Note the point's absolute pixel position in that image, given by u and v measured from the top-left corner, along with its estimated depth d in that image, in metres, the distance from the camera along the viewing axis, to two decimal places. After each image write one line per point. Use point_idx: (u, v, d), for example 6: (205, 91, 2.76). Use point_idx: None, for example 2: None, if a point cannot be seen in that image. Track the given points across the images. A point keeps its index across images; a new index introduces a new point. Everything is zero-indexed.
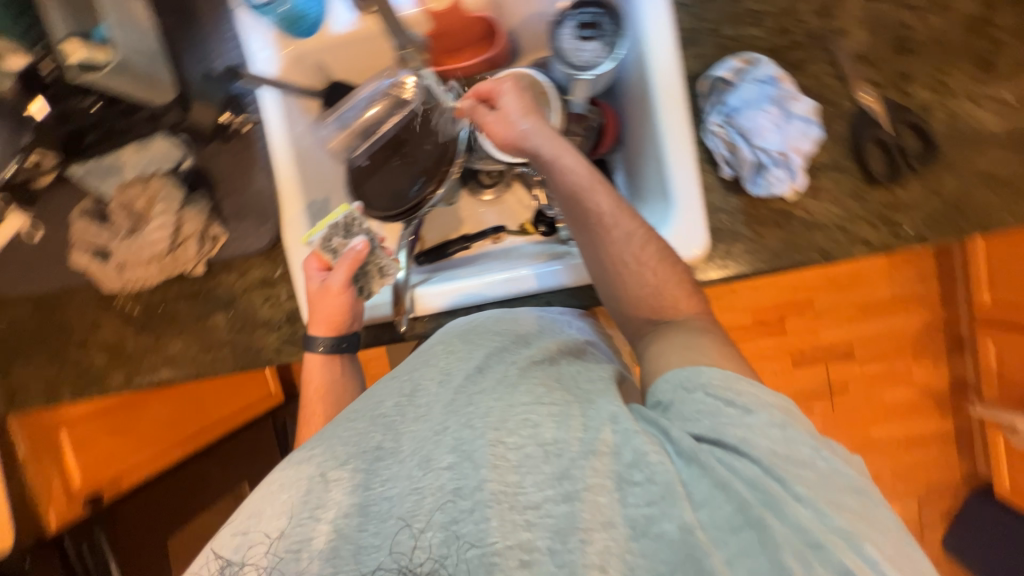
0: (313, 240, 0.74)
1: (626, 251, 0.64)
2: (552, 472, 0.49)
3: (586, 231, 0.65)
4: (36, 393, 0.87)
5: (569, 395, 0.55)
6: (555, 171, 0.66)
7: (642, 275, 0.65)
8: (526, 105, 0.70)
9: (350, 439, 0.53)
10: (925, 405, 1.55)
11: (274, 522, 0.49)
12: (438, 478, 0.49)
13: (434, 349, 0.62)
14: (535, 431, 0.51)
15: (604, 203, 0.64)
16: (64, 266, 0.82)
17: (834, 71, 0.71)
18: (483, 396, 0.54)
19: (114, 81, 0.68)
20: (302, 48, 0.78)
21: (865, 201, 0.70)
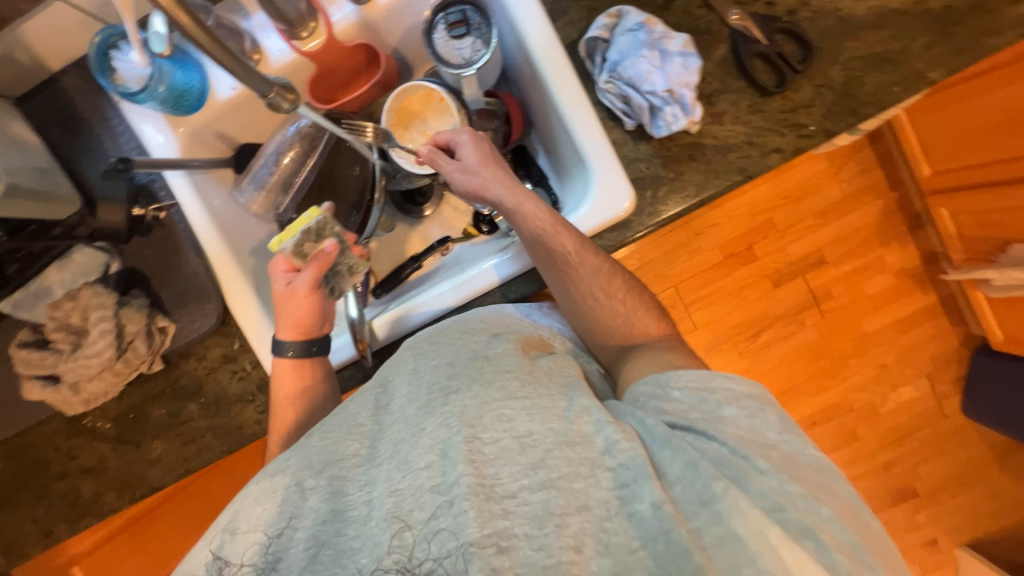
0: (284, 245, 0.71)
1: (595, 286, 0.70)
2: (529, 462, 0.47)
3: (555, 271, 0.70)
4: (32, 537, 0.85)
5: (543, 387, 0.53)
6: (520, 219, 0.70)
7: (613, 307, 0.71)
8: (483, 155, 0.72)
9: (325, 447, 0.52)
10: (902, 286, 1.59)
11: (251, 535, 0.48)
12: (414, 481, 0.47)
13: (403, 356, 0.61)
14: (510, 424, 0.49)
15: (569, 243, 0.69)
16: (23, 402, 0.81)
17: (700, 2, 0.73)
18: (459, 396, 0.51)
19: (10, 206, 0.65)
20: (196, 123, 0.78)
21: (764, 112, 0.72)
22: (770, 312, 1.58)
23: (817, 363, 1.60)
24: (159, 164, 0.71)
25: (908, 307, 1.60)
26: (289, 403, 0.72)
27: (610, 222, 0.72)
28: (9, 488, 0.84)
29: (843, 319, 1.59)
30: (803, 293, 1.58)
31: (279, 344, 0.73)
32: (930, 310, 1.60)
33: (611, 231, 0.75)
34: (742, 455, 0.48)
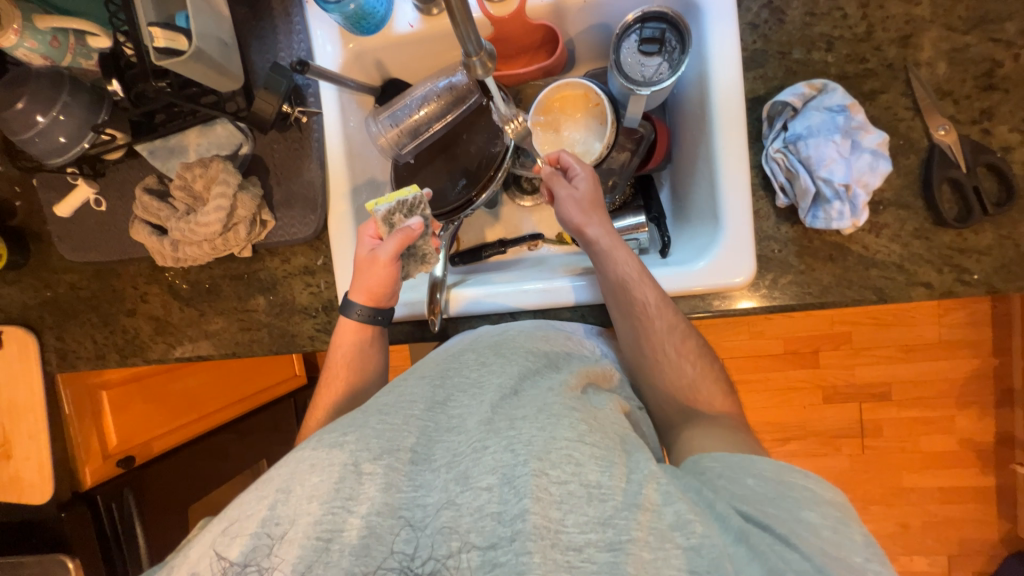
0: (377, 210, 0.71)
1: (668, 343, 0.68)
2: (596, 515, 0.48)
3: (630, 320, 0.68)
4: (86, 353, 0.92)
5: (610, 438, 0.53)
6: (606, 261, 0.69)
7: (681, 367, 0.68)
8: (594, 192, 0.72)
9: (383, 432, 0.53)
10: (967, 459, 1.45)
11: (304, 504, 0.49)
12: (476, 499, 0.49)
13: (466, 359, 0.64)
14: (578, 469, 0.50)
15: (649, 294, 0.67)
16: (122, 237, 0.86)
17: (909, 104, 0.67)
18: (526, 422, 0.52)
19: (191, 68, 0.69)
20: (362, 46, 0.80)
21: (930, 241, 0.66)
22: (811, 424, 1.48)
23: (840, 496, 1.49)
24: (324, 75, 0.72)
25: (963, 481, 1.46)
26: (348, 340, 0.75)
27: (717, 288, 0.69)
28: (84, 304, 0.92)
29: (884, 464, 1.47)
30: (853, 422, 1.47)
31: (349, 304, 0.74)
32: (985, 493, 1.45)
33: (713, 294, 0.71)
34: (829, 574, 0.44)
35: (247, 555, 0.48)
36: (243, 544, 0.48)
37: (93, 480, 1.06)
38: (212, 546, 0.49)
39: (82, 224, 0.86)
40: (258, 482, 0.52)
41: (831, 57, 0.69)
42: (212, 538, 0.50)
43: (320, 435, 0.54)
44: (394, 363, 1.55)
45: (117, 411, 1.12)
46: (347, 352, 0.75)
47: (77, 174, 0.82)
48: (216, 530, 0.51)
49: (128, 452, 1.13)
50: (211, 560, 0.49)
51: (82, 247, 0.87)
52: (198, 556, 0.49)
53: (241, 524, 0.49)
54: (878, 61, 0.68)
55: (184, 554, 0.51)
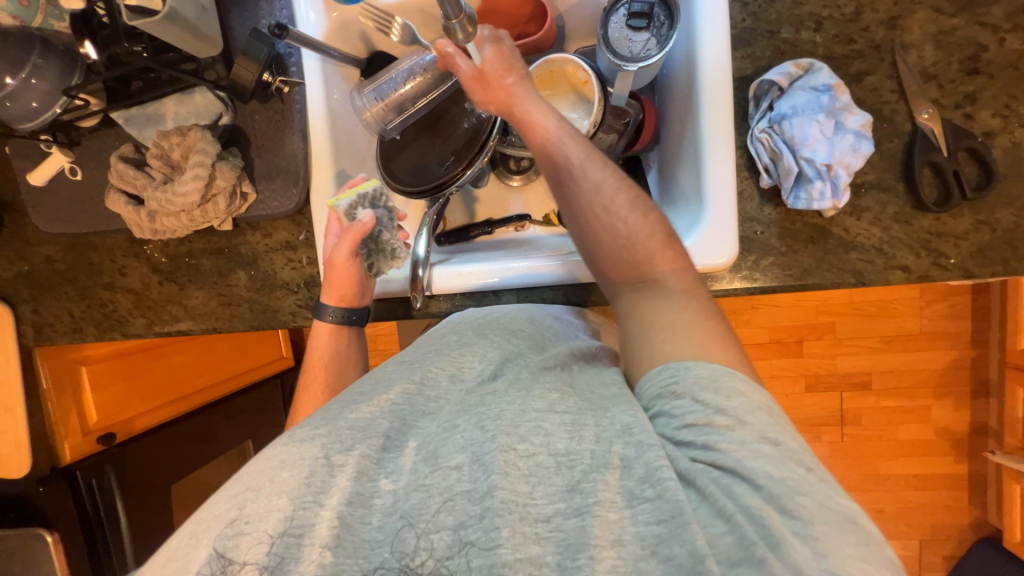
0: (339, 205, 0.74)
1: (596, 201, 0.62)
2: (563, 484, 0.48)
3: (557, 183, 0.65)
4: (63, 327, 0.91)
5: (582, 403, 0.53)
6: (527, 127, 0.67)
7: (615, 226, 0.62)
8: (507, 56, 0.68)
9: (355, 424, 0.53)
10: (940, 446, 1.49)
11: (273, 500, 0.48)
12: (445, 479, 0.48)
13: (448, 339, 0.63)
14: (546, 440, 0.49)
15: (573, 153, 0.64)
16: (98, 208, 0.84)
17: (895, 87, 0.68)
18: (496, 397, 0.52)
19: (164, 30, 0.67)
20: (347, 15, 0.79)
21: (908, 225, 0.67)
22: (792, 412, 1.51)
23: None
24: (307, 42, 0.71)
25: (937, 468, 1.50)
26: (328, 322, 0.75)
27: (703, 269, 0.68)
28: (61, 277, 0.90)
29: (861, 452, 1.51)
30: (833, 410, 1.50)
31: (322, 305, 0.76)
32: (957, 481, 1.50)
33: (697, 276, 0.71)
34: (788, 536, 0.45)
35: (216, 558, 0.46)
36: (207, 551, 0.47)
37: (72, 456, 1.05)
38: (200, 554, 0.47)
39: (57, 193, 0.84)
40: (225, 485, 0.51)
41: (819, 37, 0.69)
42: (178, 544, 0.48)
43: (292, 431, 0.54)
44: (381, 347, 1.55)
45: (96, 387, 1.10)
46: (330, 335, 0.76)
47: (51, 142, 0.79)
48: (181, 537, 0.49)
49: (109, 429, 1.12)
50: (180, 561, 0.47)
51: (57, 218, 0.85)
52: (167, 559, 0.48)
53: (208, 527, 0.48)
54: (866, 42, 0.68)
55: (154, 558, 0.49)
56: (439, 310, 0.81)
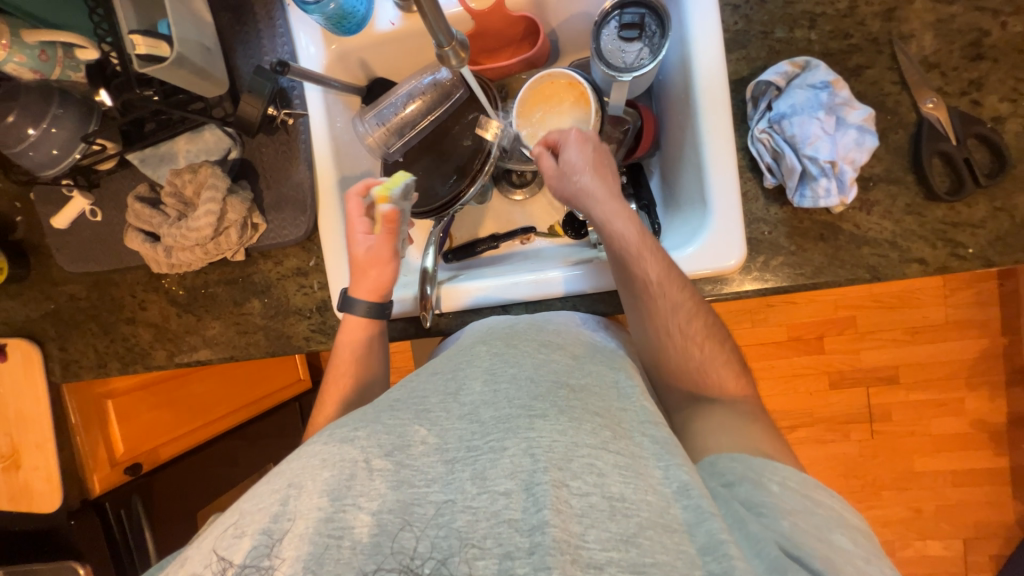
0: (397, 192, 0.73)
1: (672, 322, 0.65)
2: (619, 532, 0.45)
3: (632, 296, 0.67)
4: (89, 362, 0.94)
5: (636, 447, 0.51)
6: (606, 236, 0.67)
7: (687, 351, 0.66)
8: (592, 165, 0.69)
9: (393, 428, 0.51)
10: (977, 439, 1.43)
11: (315, 499, 0.46)
12: (492, 504, 0.46)
13: (477, 350, 0.61)
14: (601, 481, 0.47)
15: (653, 271, 0.65)
16: (118, 247, 0.87)
17: (896, 78, 0.67)
18: (547, 425, 0.50)
19: (173, 74, 0.70)
20: (345, 46, 0.81)
21: (921, 217, 0.66)
22: (817, 411, 1.46)
23: (848, 483, 1.47)
24: (307, 76, 0.73)
25: (975, 463, 1.43)
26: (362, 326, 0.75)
27: (711, 272, 0.68)
28: (85, 314, 0.93)
29: (894, 449, 1.45)
30: (860, 407, 1.45)
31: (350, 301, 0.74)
32: (999, 475, 1.43)
33: (706, 280, 0.70)
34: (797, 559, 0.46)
35: (259, 549, 0.45)
36: (251, 542, 0.46)
37: (102, 486, 1.07)
38: (211, 548, 0.47)
39: (79, 235, 0.88)
40: (273, 473, 0.50)
41: (815, 34, 0.69)
42: (222, 533, 0.47)
43: (331, 430, 0.52)
44: (397, 365, 1.56)
45: (122, 420, 1.13)
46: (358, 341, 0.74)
47: (73, 186, 0.83)
48: (225, 526, 0.48)
49: (135, 459, 1.15)
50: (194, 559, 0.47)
51: (81, 258, 0.88)
52: (210, 547, 0.47)
53: (251, 519, 0.47)
54: (863, 36, 0.68)
55: (198, 544, 0.48)
56: (450, 327, 0.81)
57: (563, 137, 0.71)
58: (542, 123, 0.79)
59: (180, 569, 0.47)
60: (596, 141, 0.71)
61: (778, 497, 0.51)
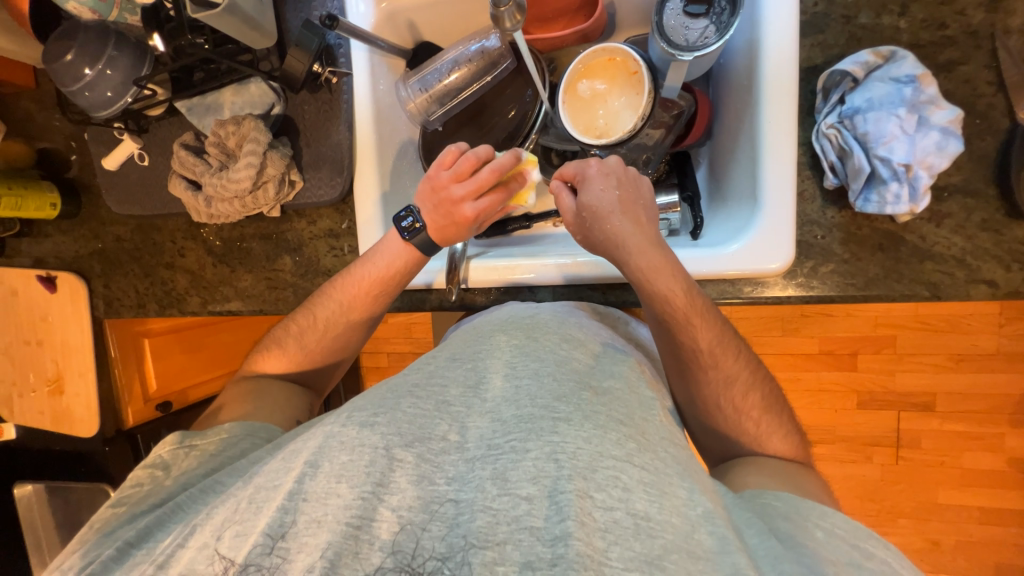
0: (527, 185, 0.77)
1: (727, 398, 0.64)
2: (643, 552, 0.43)
3: (679, 363, 0.65)
4: (129, 302, 0.98)
5: (659, 462, 0.49)
6: (645, 298, 0.64)
7: (743, 425, 0.64)
8: (630, 212, 0.66)
9: (414, 419, 0.51)
10: (1013, 478, 1.35)
11: (332, 483, 0.47)
12: (513, 508, 0.45)
13: (497, 339, 0.60)
14: (625, 496, 0.45)
15: (702, 338, 0.63)
16: (162, 193, 0.89)
17: (992, 78, 0.60)
18: (570, 428, 0.49)
19: (225, 22, 0.70)
20: (395, 6, 0.79)
21: (999, 234, 0.60)
22: (842, 429, 1.40)
23: (866, 507, 1.42)
24: (355, 33, 0.71)
25: (1008, 502, 1.36)
26: (399, 258, 0.74)
27: (753, 274, 0.64)
28: (128, 256, 0.97)
29: (920, 477, 1.38)
30: (889, 430, 1.38)
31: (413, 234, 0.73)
32: None
33: (746, 281, 0.66)
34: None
35: (274, 530, 0.45)
36: (255, 540, 0.45)
37: (134, 418, 1.14)
38: (213, 539, 0.47)
39: (127, 178, 0.90)
40: (285, 453, 0.51)
41: (904, 22, 0.63)
42: (235, 507, 0.48)
43: (350, 412, 0.53)
44: (417, 335, 1.58)
45: (157, 358, 1.18)
46: (391, 270, 0.74)
47: (123, 129, 0.85)
48: (238, 501, 0.48)
49: (165, 397, 1.22)
50: (204, 548, 0.46)
51: (127, 200, 0.91)
52: (223, 519, 0.48)
53: (268, 495, 0.47)
54: (960, 27, 0.61)
55: (209, 514, 0.49)
56: (475, 303, 0.81)
57: (583, 171, 0.68)
58: (602, 121, 0.75)
59: (192, 538, 0.48)
60: (622, 177, 0.67)
61: (824, 543, 0.49)
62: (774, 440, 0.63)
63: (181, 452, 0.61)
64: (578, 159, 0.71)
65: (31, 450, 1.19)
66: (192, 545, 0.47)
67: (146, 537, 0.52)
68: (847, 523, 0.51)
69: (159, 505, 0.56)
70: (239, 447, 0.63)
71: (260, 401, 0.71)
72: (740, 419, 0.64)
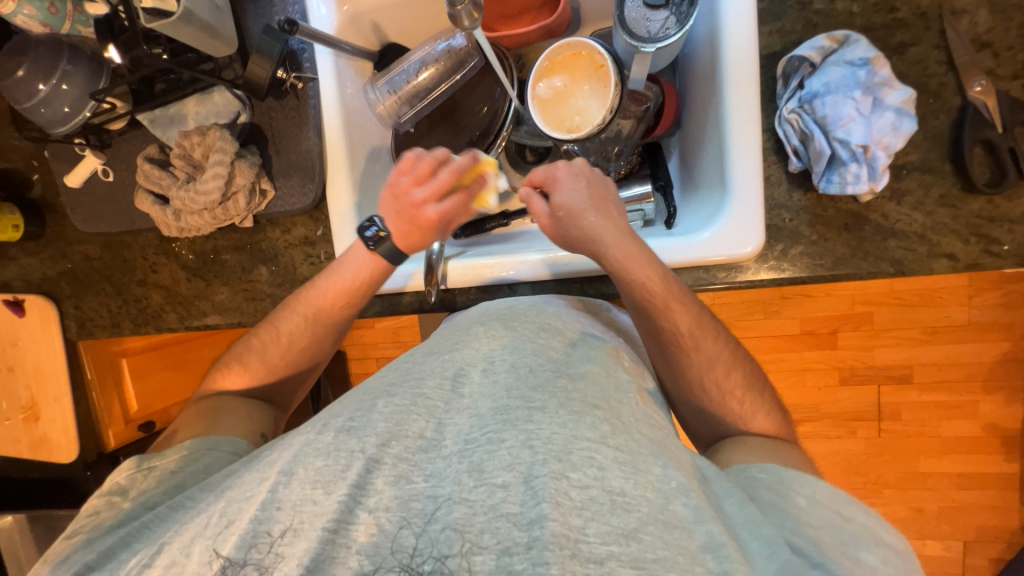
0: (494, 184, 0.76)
1: (706, 377, 0.65)
2: (619, 526, 0.44)
3: (663, 349, 0.66)
4: (102, 321, 0.95)
5: (639, 443, 0.49)
6: (625, 289, 0.65)
7: (729, 408, 0.66)
8: (600, 206, 0.66)
9: (391, 417, 0.51)
10: (988, 443, 1.40)
11: (308, 489, 0.47)
12: (490, 497, 0.45)
13: (474, 332, 0.60)
14: (601, 475, 0.46)
15: (682, 321, 0.64)
16: (129, 208, 0.87)
17: (942, 57, 0.62)
18: (547, 416, 0.49)
19: (182, 31, 0.68)
20: (358, 8, 0.79)
21: (956, 209, 0.62)
22: (825, 406, 1.44)
23: (851, 479, 1.46)
24: (318, 37, 0.70)
25: (985, 467, 1.41)
26: (365, 267, 0.74)
27: (726, 259, 0.65)
28: (98, 274, 0.94)
29: (901, 448, 1.43)
30: (870, 404, 1.42)
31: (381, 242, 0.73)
32: (1007, 481, 1.40)
33: (720, 266, 0.67)
34: (799, 551, 0.46)
35: (248, 540, 0.45)
36: (238, 535, 0.45)
37: (116, 441, 1.11)
38: (183, 553, 0.46)
39: (92, 195, 0.88)
40: (261, 463, 0.50)
41: (857, 7, 0.64)
42: (206, 523, 0.47)
43: (326, 420, 0.52)
44: (404, 339, 1.57)
45: (137, 379, 1.16)
46: (357, 280, 0.74)
47: (84, 145, 0.82)
48: (209, 515, 0.48)
49: (148, 417, 1.19)
50: (178, 563, 0.46)
51: (93, 218, 0.88)
52: (194, 535, 0.47)
53: (240, 507, 0.47)
54: (909, 9, 0.63)
55: (180, 529, 0.48)
56: (456, 303, 0.80)
57: (551, 174, 0.68)
58: (575, 116, 0.75)
59: (160, 557, 0.47)
60: (587, 174, 0.68)
61: (804, 512, 0.50)
62: (751, 421, 0.65)
63: (139, 475, 0.60)
64: (545, 163, 0.71)
65: (9, 479, 1.15)
66: (160, 563, 0.46)
67: (107, 557, 0.52)
68: (823, 490, 0.53)
69: (118, 528, 0.55)
70: (202, 462, 0.63)
71: (225, 418, 0.70)
72: (720, 401, 0.66)
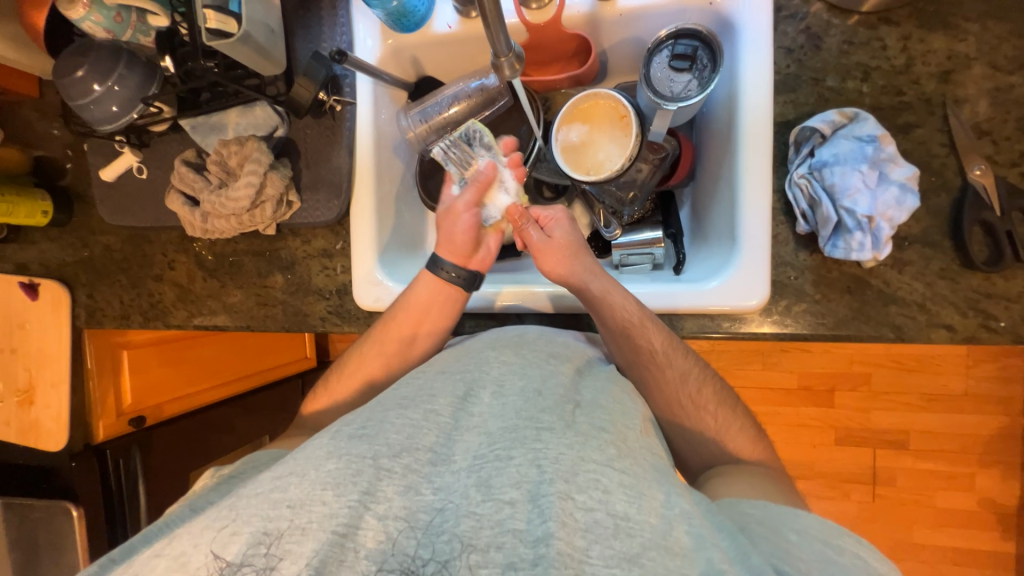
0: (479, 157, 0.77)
1: (689, 415, 0.67)
2: (623, 550, 0.44)
3: (640, 368, 0.68)
4: (113, 312, 0.97)
5: (640, 467, 0.50)
6: (603, 308, 0.68)
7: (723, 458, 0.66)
8: (575, 236, 0.73)
9: (402, 429, 0.52)
10: (983, 520, 1.37)
11: (318, 489, 0.47)
12: (497, 512, 0.46)
13: (485, 355, 0.61)
14: (604, 498, 0.46)
15: (655, 339, 0.66)
16: (158, 205, 0.90)
17: (944, 141, 0.66)
18: (556, 437, 0.50)
19: (237, 50, 0.73)
20: (401, 43, 0.84)
21: (954, 283, 0.64)
22: (819, 464, 1.42)
23: None
24: (363, 68, 0.75)
25: (977, 544, 1.38)
26: (429, 293, 0.75)
27: (730, 309, 0.67)
28: (116, 265, 0.97)
29: (894, 515, 1.40)
30: (864, 467, 1.41)
31: (437, 263, 0.75)
32: (1001, 560, 1.37)
33: (724, 316, 0.70)
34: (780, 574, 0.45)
35: (256, 538, 0.44)
36: (241, 544, 0.44)
37: (104, 433, 1.10)
38: (188, 546, 0.45)
39: (124, 189, 0.91)
40: (271, 468, 0.50)
41: (866, 87, 0.69)
42: (214, 518, 0.47)
43: (338, 426, 0.54)
44: None
45: (134, 372, 1.15)
46: (424, 307, 0.75)
47: (125, 143, 0.87)
48: (219, 509, 0.48)
49: (139, 412, 1.17)
50: (183, 559, 0.44)
51: (120, 211, 0.91)
52: (203, 527, 0.46)
53: (251, 502, 0.47)
54: (915, 94, 0.67)
55: (190, 523, 0.48)
56: (464, 327, 0.82)
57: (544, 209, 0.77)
58: (602, 165, 0.77)
59: (169, 547, 0.46)
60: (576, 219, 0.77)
61: (794, 544, 0.48)
62: None
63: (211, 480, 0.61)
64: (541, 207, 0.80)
65: None
66: (169, 553, 0.45)
67: (130, 553, 0.51)
68: (828, 525, 0.51)
69: (153, 525, 0.55)
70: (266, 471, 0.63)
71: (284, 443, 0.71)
72: (716, 449, 0.67)
